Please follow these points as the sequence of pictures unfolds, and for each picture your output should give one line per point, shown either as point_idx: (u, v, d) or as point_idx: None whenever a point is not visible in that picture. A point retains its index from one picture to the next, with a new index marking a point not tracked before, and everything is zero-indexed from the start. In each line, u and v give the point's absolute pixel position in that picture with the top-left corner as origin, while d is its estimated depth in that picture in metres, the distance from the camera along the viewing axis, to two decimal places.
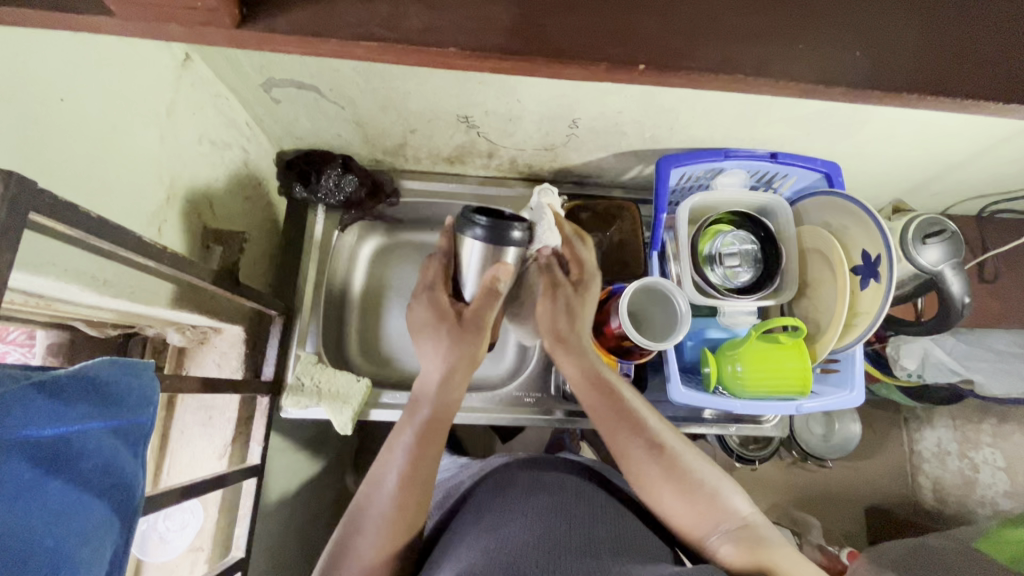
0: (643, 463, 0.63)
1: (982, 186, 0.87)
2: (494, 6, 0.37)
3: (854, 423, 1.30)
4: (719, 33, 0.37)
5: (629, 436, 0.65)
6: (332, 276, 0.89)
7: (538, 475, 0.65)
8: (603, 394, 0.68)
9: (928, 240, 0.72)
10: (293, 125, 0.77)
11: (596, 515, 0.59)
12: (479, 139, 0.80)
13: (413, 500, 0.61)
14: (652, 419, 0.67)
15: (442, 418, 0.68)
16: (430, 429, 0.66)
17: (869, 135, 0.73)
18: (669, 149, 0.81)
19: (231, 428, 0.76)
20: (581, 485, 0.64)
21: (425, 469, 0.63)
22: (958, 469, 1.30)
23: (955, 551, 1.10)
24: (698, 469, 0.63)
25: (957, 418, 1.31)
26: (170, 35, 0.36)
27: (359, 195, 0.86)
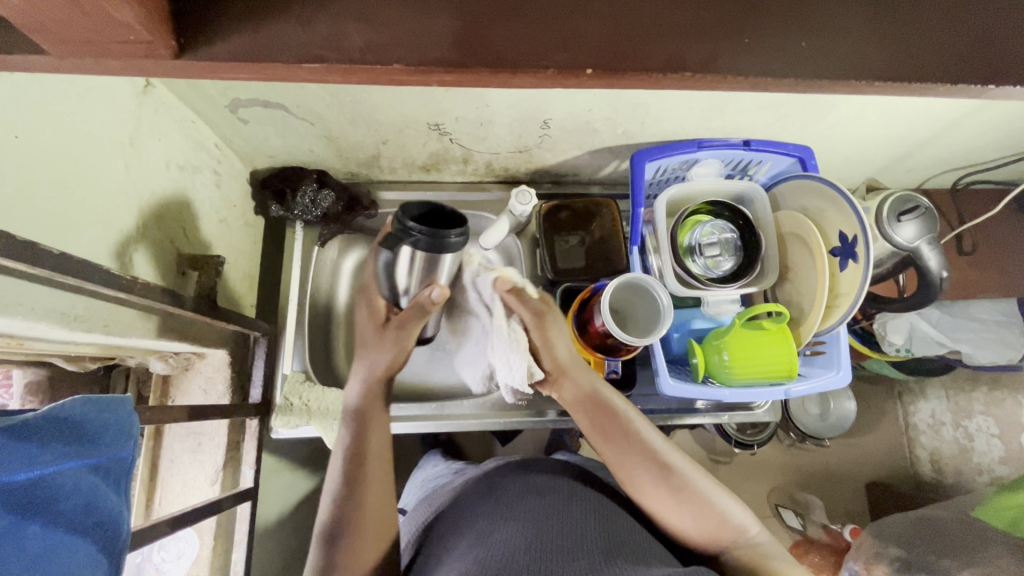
0: (648, 485, 0.62)
1: (953, 159, 0.88)
2: (439, 18, 0.37)
3: (849, 402, 1.32)
4: (663, 32, 0.37)
5: (636, 462, 0.63)
6: (316, 293, 0.89)
7: (528, 479, 0.66)
8: (609, 420, 0.66)
9: (902, 217, 0.73)
10: (264, 143, 0.77)
11: (587, 515, 0.59)
12: (453, 145, 0.80)
13: (373, 504, 0.61)
14: (655, 439, 0.65)
15: (377, 418, 0.67)
16: (373, 432, 0.65)
17: (836, 117, 0.73)
18: (642, 143, 0.81)
19: (221, 453, 0.75)
20: (574, 488, 0.64)
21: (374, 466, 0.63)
22: (954, 439, 1.35)
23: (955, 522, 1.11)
24: (705, 483, 0.63)
25: (949, 389, 1.38)
26: (109, 68, 0.35)
27: (336, 209, 0.86)
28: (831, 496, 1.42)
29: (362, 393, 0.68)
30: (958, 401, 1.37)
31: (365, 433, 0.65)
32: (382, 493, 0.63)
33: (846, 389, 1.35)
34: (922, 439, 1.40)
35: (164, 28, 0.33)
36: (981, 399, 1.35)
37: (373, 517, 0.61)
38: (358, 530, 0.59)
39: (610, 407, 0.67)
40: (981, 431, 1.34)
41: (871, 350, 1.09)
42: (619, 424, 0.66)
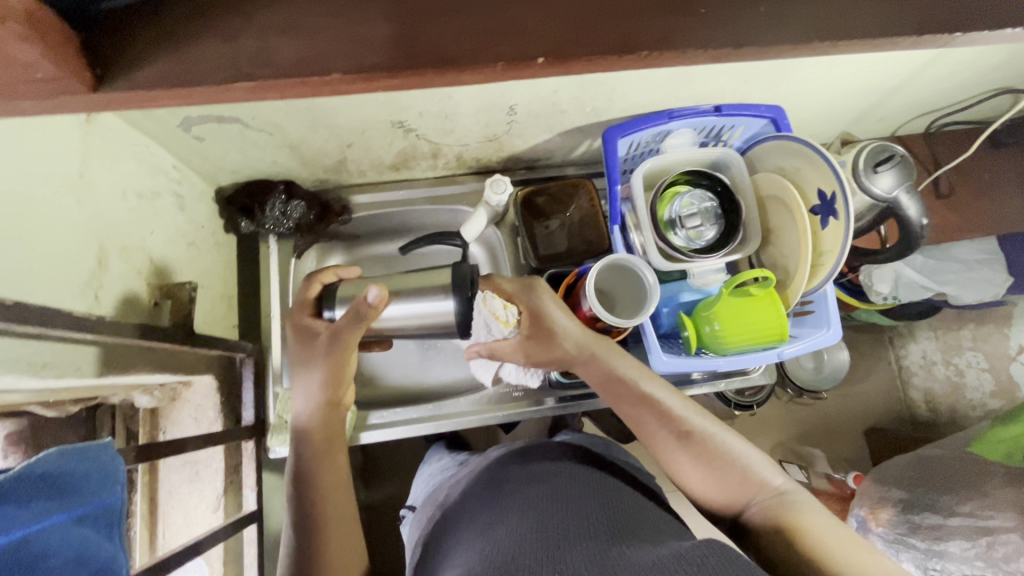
0: (673, 453, 0.63)
1: (924, 104, 0.88)
2: (371, 19, 0.35)
3: (842, 352, 1.36)
4: (609, 13, 0.36)
5: (656, 428, 0.65)
6: (298, 306, 0.87)
7: (528, 467, 0.66)
8: (634, 393, 0.67)
9: (878, 167, 0.73)
10: (224, 160, 0.74)
11: (590, 495, 0.60)
12: (419, 141, 0.78)
13: (332, 535, 0.64)
14: (673, 404, 0.66)
15: (321, 454, 0.69)
16: (319, 472, 0.68)
17: (805, 72, 0.72)
18: (612, 119, 0.79)
19: (220, 480, 0.74)
20: (573, 472, 0.65)
21: (330, 501, 0.66)
22: (946, 377, 1.41)
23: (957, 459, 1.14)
24: (732, 447, 0.63)
25: (937, 329, 1.43)
26: (26, 108, 0.33)
27: (308, 219, 0.85)
28: (833, 445, 1.46)
29: (317, 419, 0.69)
30: (947, 339, 1.42)
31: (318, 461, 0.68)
32: (336, 525, 0.65)
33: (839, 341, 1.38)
34: (915, 380, 1.45)
35: (71, 61, 0.31)
36: (969, 335, 1.40)
37: (333, 547, 0.63)
38: (324, 560, 0.62)
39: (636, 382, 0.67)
40: (971, 365, 1.39)
41: (856, 299, 1.13)
42: (643, 399, 0.66)
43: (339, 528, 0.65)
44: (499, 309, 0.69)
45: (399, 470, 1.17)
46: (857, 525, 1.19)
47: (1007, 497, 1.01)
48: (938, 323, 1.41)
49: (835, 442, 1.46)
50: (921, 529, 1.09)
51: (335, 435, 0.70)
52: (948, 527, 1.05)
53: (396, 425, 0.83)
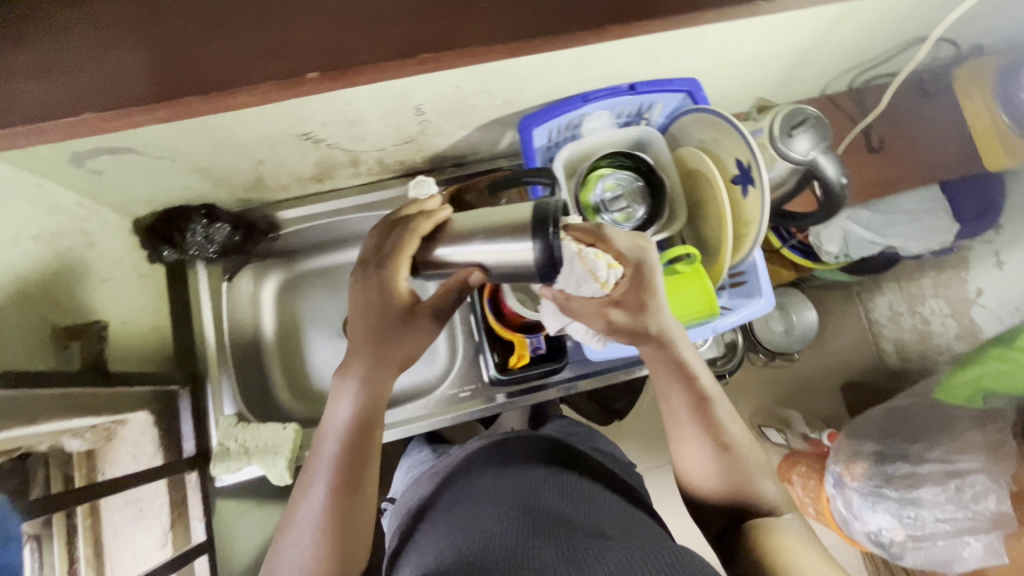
0: (693, 449, 0.59)
1: (846, 60, 0.87)
2: None
3: (809, 311, 1.36)
4: None
5: (695, 428, 0.59)
6: (234, 327, 0.86)
7: (527, 473, 0.67)
8: (686, 383, 0.59)
9: (793, 131, 0.72)
10: (133, 191, 0.72)
11: (579, 502, 0.61)
12: (333, 151, 0.76)
13: (343, 537, 0.54)
14: (721, 409, 0.59)
15: (363, 446, 0.57)
16: (350, 465, 0.56)
17: (712, 40, 0.71)
18: (528, 108, 0.78)
19: (167, 514, 0.74)
20: (554, 471, 0.67)
21: (357, 497, 0.55)
22: (913, 326, 1.44)
23: (923, 408, 1.16)
24: (755, 472, 0.58)
25: (901, 281, 1.45)
26: None
27: (235, 240, 0.85)
28: (811, 403, 1.47)
29: (360, 406, 0.58)
30: (910, 290, 1.44)
31: (352, 470, 0.56)
32: (350, 542, 0.54)
33: (802, 300, 1.38)
34: (885, 332, 1.47)
35: None
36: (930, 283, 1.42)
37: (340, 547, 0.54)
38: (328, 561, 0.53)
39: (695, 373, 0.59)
40: (935, 313, 1.41)
41: (811, 261, 1.09)
42: (696, 398, 0.59)
43: (353, 526, 0.55)
44: (607, 278, 0.56)
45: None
46: (834, 482, 1.18)
47: (975, 440, 1.04)
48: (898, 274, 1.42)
49: (812, 400, 1.47)
50: (895, 479, 1.09)
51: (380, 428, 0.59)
52: (918, 475, 1.08)
53: None
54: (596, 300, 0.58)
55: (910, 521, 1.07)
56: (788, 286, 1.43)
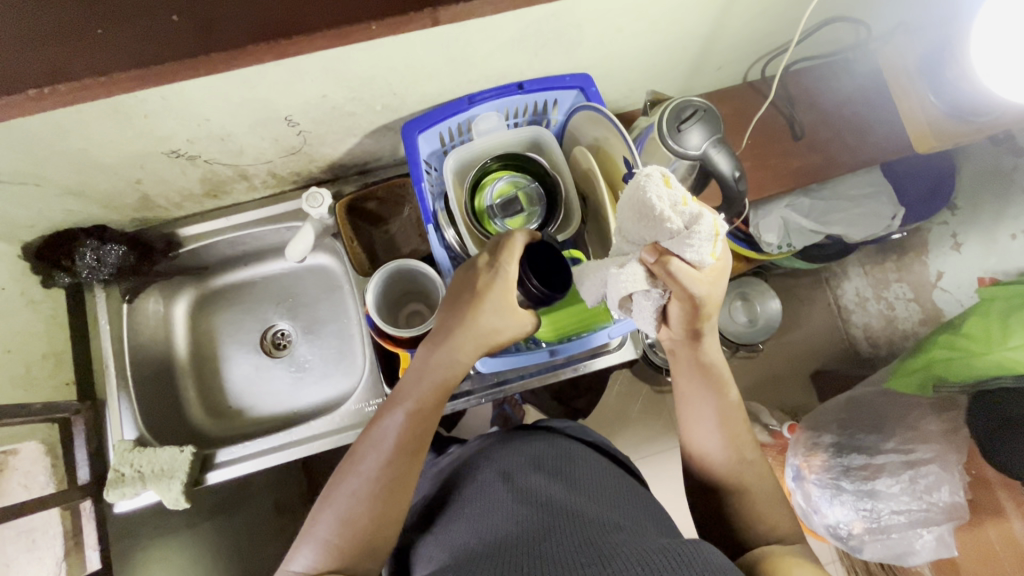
0: (705, 438, 0.64)
1: (755, 45, 0.84)
2: None
3: (774, 301, 1.36)
4: None
5: (711, 431, 0.64)
6: (137, 348, 0.85)
7: (554, 466, 0.68)
8: (709, 385, 0.65)
9: (683, 125, 0.69)
10: (8, 218, 0.70)
11: (601, 500, 0.62)
12: (215, 166, 0.74)
13: (390, 504, 0.56)
14: (741, 420, 0.64)
15: (422, 420, 0.60)
16: (411, 436, 0.59)
17: (590, 35, 0.69)
18: (414, 113, 0.76)
19: (60, 544, 0.72)
20: (577, 473, 0.67)
21: (405, 469, 0.58)
22: (879, 311, 1.39)
23: (875, 395, 1.11)
24: (756, 488, 0.61)
25: (865, 264, 1.42)
26: None
27: (130, 261, 0.81)
28: (779, 393, 1.45)
29: (433, 384, 0.61)
30: (876, 274, 1.41)
31: (416, 435, 0.60)
32: (382, 514, 0.56)
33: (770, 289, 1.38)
34: (854, 317, 1.45)
35: None
36: (894, 268, 1.38)
37: (387, 507, 0.56)
38: (375, 519, 0.55)
39: (718, 376, 0.65)
40: (899, 298, 1.36)
41: (756, 252, 1.12)
42: (722, 410, 0.64)
43: (397, 492, 0.57)
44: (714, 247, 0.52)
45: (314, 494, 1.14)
46: (794, 475, 1.17)
47: (932, 429, 1.01)
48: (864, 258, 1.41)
49: (779, 390, 1.45)
50: (853, 471, 1.07)
51: (441, 407, 0.62)
52: (875, 465, 1.05)
53: (249, 459, 0.80)
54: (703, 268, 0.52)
55: (867, 513, 1.04)
56: (744, 275, 1.39)
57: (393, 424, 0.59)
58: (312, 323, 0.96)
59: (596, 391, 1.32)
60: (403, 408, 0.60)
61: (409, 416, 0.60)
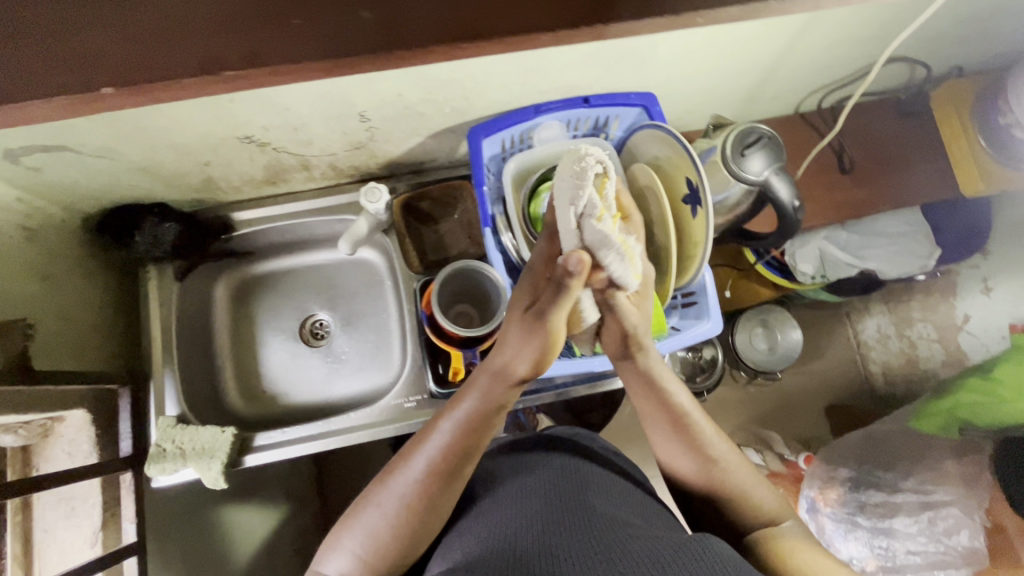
0: (671, 452, 0.62)
1: (814, 77, 0.85)
2: None
3: (794, 331, 1.34)
4: None
5: (675, 440, 0.62)
6: (182, 327, 0.86)
7: (562, 468, 0.65)
8: (655, 399, 0.62)
9: (746, 151, 0.70)
10: (76, 189, 0.72)
11: (628, 511, 0.59)
12: (281, 154, 0.75)
13: (416, 527, 0.56)
14: (701, 420, 0.62)
15: (468, 444, 0.57)
16: (452, 460, 0.57)
17: (663, 57, 0.70)
18: (479, 118, 0.77)
19: (99, 514, 0.73)
20: (592, 478, 0.64)
21: (440, 492, 0.57)
22: (899, 350, 1.39)
23: (895, 432, 1.11)
24: (749, 483, 0.60)
25: (888, 302, 1.40)
26: None
27: (185, 241, 0.82)
28: (795, 423, 1.42)
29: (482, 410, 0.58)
30: (898, 312, 1.40)
31: (456, 461, 0.57)
32: (407, 536, 0.55)
33: (790, 319, 1.36)
34: (872, 353, 1.41)
35: None
36: (918, 306, 1.38)
37: (413, 531, 0.56)
38: (400, 540, 0.55)
39: (660, 382, 0.62)
40: (922, 337, 1.38)
41: (789, 281, 1.14)
42: (672, 417, 0.62)
43: (427, 516, 0.56)
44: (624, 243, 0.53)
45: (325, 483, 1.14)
46: (807, 507, 1.13)
47: (951, 471, 0.99)
48: (888, 296, 1.40)
49: (796, 420, 1.42)
50: (868, 507, 1.04)
51: (490, 435, 0.59)
52: (892, 503, 1.02)
53: (285, 446, 0.81)
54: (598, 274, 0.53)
55: (881, 551, 1.01)
56: (772, 303, 1.38)
57: (432, 445, 0.57)
58: (351, 315, 0.97)
59: (615, 406, 1.32)
60: (448, 430, 0.57)
61: (452, 441, 0.57)
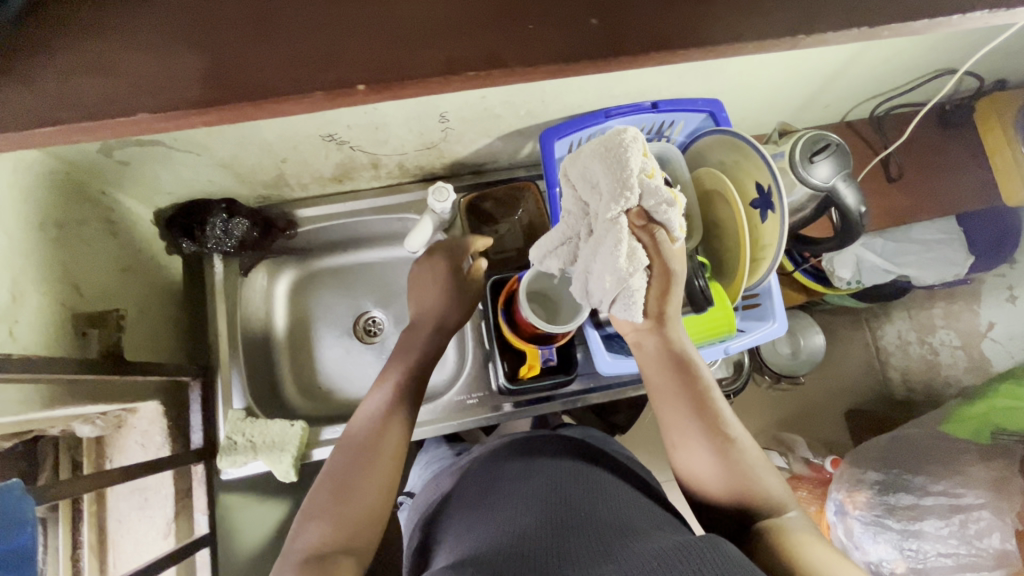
0: (683, 430, 0.58)
1: (868, 88, 0.88)
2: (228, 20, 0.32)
3: (816, 336, 1.36)
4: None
5: (695, 429, 0.57)
6: (246, 321, 0.87)
7: (562, 465, 0.62)
8: (681, 378, 0.58)
9: (815, 157, 0.72)
10: (155, 182, 0.73)
11: (629, 506, 0.56)
12: (356, 153, 0.77)
13: (351, 510, 0.54)
14: (723, 408, 0.58)
15: (381, 427, 0.61)
16: (372, 442, 0.59)
17: (736, 65, 0.72)
18: (549, 121, 0.79)
19: (171, 505, 0.75)
20: (596, 476, 0.61)
21: (370, 475, 0.57)
22: (921, 355, 1.38)
23: (923, 436, 1.08)
24: (759, 467, 0.56)
25: (910, 309, 1.39)
26: None
27: (253, 236, 0.84)
28: (817, 427, 1.44)
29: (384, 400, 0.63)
30: (920, 318, 1.38)
31: (377, 441, 0.59)
32: (343, 519, 0.53)
33: (812, 324, 1.38)
34: (892, 360, 1.43)
35: None
36: (941, 313, 1.35)
37: (350, 515, 0.54)
38: (336, 526, 0.53)
39: (688, 364, 0.58)
40: (944, 344, 1.35)
41: (821, 285, 1.15)
42: (697, 402, 0.57)
43: (361, 500, 0.55)
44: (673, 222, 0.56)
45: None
46: (834, 510, 1.08)
47: (978, 474, 0.97)
48: (910, 303, 1.39)
49: (818, 424, 1.44)
50: (897, 510, 1.00)
51: (406, 421, 0.62)
52: (922, 506, 0.98)
53: None
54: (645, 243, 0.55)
55: (912, 554, 0.96)
56: (795, 309, 1.42)
57: (350, 437, 0.61)
58: (404, 313, 0.97)
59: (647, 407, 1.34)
60: (359, 423, 0.62)
61: (368, 426, 0.61)
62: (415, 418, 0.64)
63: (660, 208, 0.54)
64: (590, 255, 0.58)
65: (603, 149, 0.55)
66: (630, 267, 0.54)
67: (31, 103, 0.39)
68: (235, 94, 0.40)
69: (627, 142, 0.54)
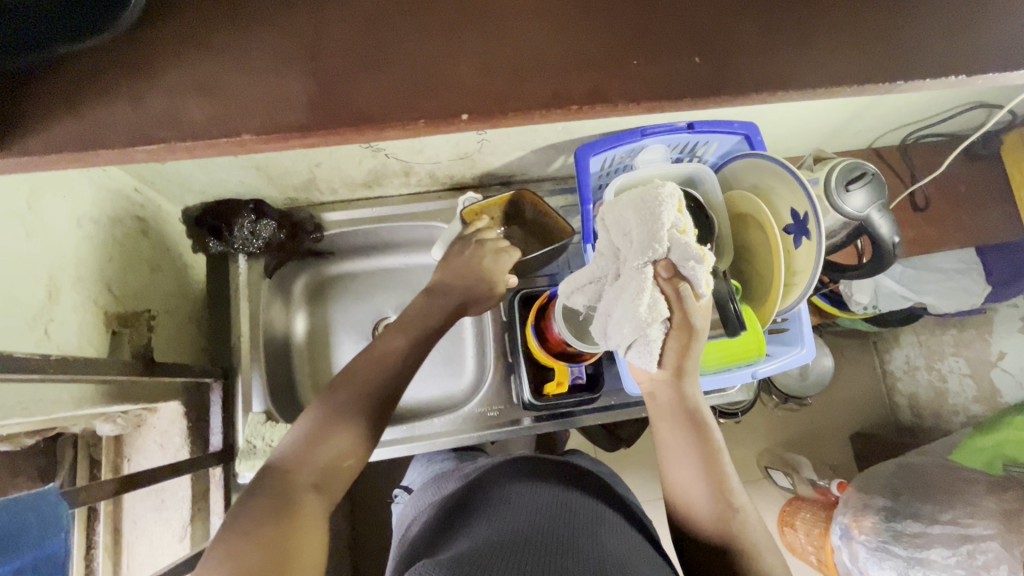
0: (688, 484, 0.54)
1: (898, 116, 0.88)
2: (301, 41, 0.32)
3: (825, 358, 1.32)
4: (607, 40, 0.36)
5: (695, 478, 0.53)
6: (268, 323, 0.86)
7: (547, 498, 0.58)
8: (692, 432, 0.55)
9: (850, 186, 0.72)
10: (188, 181, 0.73)
11: (605, 543, 0.51)
12: (389, 160, 0.77)
13: (272, 526, 0.45)
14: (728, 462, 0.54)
15: (319, 439, 0.53)
16: (306, 457, 0.51)
17: None
18: (584, 137, 0.79)
19: (187, 508, 0.74)
20: (579, 511, 0.57)
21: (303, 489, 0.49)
22: (929, 382, 1.32)
23: (932, 465, 1.05)
24: (762, 544, 0.52)
25: (919, 335, 1.33)
26: None
27: (279, 238, 0.84)
28: (820, 450, 1.43)
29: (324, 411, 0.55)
30: (930, 344, 1.31)
31: (316, 456, 0.52)
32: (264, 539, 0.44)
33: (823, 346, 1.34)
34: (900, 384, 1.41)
35: None
36: (951, 340, 1.26)
37: (270, 532, 0.45)
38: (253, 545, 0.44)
39: (703, 423, 0.55)
40: (952, 371, 1.26)
41: (835, 309, 1.15)
42: (705, 450, 0.54)
43: (287, 516, 0.46)
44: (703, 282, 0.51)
45: (361, 491, 1.13)
46: (840, 534, 1.08)
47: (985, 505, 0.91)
48: (920, 328, 1.33)
49: (822, 447, 1.43)
50: (904, 537, 0.97)
51: (348, 430, 0.55)
52: (929, 535, 0.94)
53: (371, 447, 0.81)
54: (673, 297, 0.50)
55: None
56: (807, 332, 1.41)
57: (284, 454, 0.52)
58: None
59: None
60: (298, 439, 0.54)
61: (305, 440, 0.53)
62: (369, 427, 0.56)
63: (686, 263, 0.50)
64: (612, 299, 0.53)
65: (640, 199, 0.53)
66: (648, 318, 0.49)
67: (125, 117, 0.41)
68: (338, 121, 0.41)
69: (664, 195, 0.52)
